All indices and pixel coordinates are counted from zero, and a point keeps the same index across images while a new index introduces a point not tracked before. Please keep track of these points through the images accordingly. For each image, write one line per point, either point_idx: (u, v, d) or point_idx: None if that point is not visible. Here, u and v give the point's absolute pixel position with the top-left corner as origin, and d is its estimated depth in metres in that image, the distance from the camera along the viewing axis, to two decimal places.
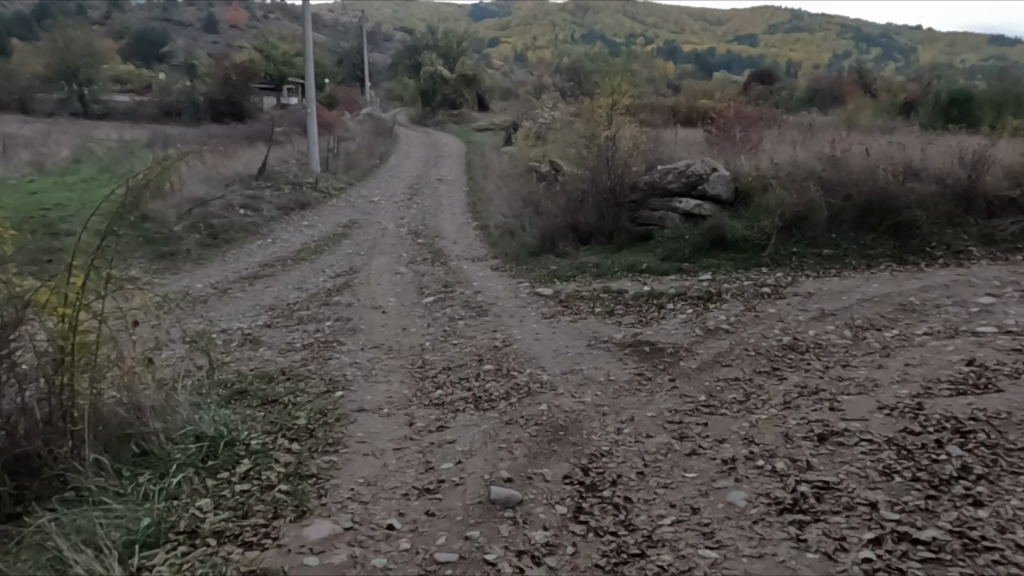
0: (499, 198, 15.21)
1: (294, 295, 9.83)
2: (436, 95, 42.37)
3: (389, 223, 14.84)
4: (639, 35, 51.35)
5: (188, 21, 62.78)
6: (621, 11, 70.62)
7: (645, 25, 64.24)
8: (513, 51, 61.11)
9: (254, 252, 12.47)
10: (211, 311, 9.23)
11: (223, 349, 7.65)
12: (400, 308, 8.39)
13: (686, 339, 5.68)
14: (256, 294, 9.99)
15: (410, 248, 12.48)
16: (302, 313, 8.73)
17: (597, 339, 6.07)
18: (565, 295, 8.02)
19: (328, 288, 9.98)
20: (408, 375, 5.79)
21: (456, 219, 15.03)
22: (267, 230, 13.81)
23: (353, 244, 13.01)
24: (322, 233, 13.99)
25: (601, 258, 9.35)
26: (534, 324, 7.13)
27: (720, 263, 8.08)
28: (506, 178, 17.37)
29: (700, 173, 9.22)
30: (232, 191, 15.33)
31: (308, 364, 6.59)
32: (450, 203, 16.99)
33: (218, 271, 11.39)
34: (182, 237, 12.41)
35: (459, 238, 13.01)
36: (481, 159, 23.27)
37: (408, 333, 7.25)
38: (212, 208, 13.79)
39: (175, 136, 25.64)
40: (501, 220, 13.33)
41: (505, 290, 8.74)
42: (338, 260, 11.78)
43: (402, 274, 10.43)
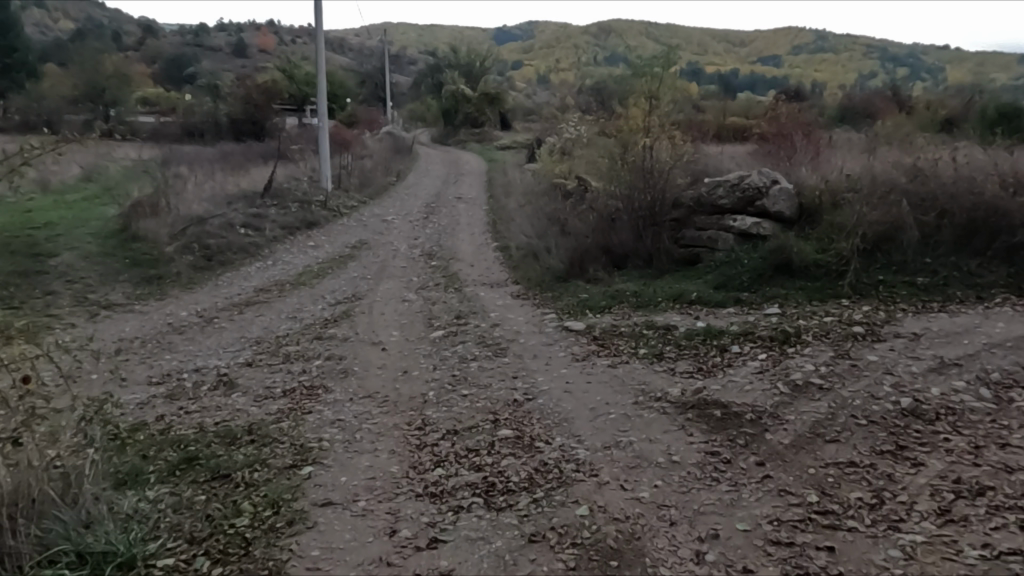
0: (521, 217, 13.91)
1: (286, 326, 8.59)
2: (458, 114, 41.71)
3: (402, 244, 13.62)
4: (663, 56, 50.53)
5: (216, 45, 63.18)
6: (644, 34, 69.96)
7: (668, 46, 63.56)
8: (537, 73, 60.56)
9: (250, 276, 11.32)
10: (191, 345, 8.03)
11: (191, 396, 6.40)
12: (403, 345, 7.09)
13: (767, 400, 4.28)
14: (244, 325, 8.78)
15: (421, 271, 11.21)
16: (290, 348, 7.47)
17: (646, 395, 4.71)
18: (600, 329, 6.67)
19: (325, 318, 8.73)
20: (402, 441, 4.48)
21: (473, 240, 13.75)
22: (268, 251, 12.70)
23: (360, 267, 11.79)
24: (327, 254, 12.84)
25: (641, 285, 7.99)
26: (562, 369, 5.77)
27: (789, 293, 6.69)
28: (528, 196, 16.12)
29: (758, 186, 7.81)
30: (235, 209, 14.27)
31: (280, 421, 5.29)
32: (468, 223, 15.76)
33: (208, 296, 10.25)
34: (172, 259, 11.33)
35: (476, 261, 11.72)
36: (501, 178, 22.13)
37: (409, 380, 5.92)
38: (209, 226, 12.71)
39: (189, 154, 24.92)
40: (523, 241, 12.02)
41: (527, 323, 7.41)
42: (340, 285, 10.55)
43: (410, 302, 9.15)
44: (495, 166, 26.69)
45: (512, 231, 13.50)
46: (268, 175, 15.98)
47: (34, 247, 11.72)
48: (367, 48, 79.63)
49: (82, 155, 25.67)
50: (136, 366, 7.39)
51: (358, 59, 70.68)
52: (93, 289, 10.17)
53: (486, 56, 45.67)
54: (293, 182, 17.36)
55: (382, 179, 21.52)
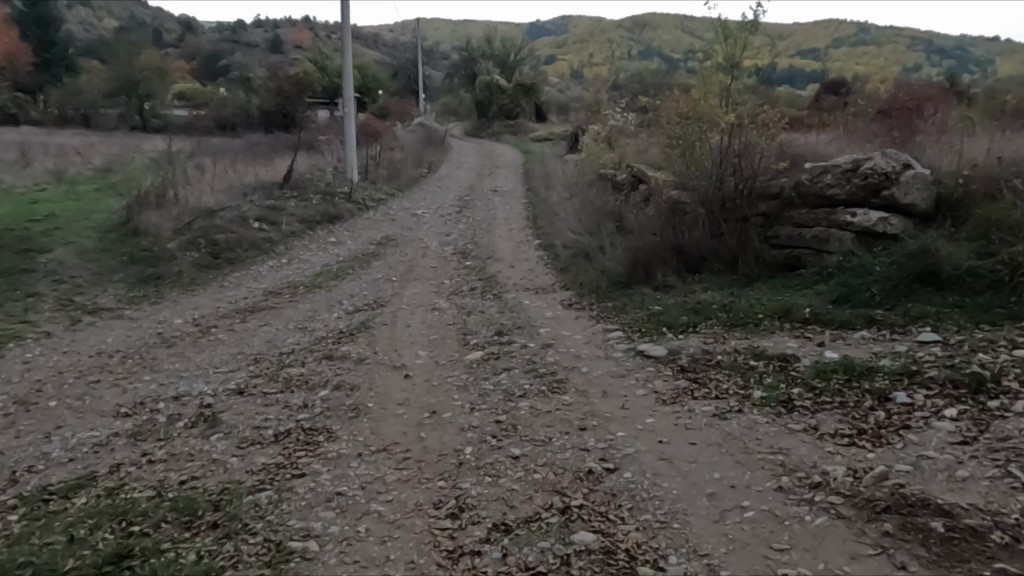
0: (565, 212, 12.35)
1: (294, 339, 7.17)
2: (492, 105, 40.29)
3: (432, 241, 12.19)
4: (703, 47, 48.53)
5: (251, 40, 62.86)
6: (678, 27, 67.87)
7: (705, 39, 61.31)
8: (572, 66, 58.80)
9: (261, 277, 9.97)
10: (178, 363, 6.66)
11: (160, 437, 4.99)
12: (432, 371, 5.60)
13: (1008, 502, 2.80)
14: (245, 337, 7.38)
15: (453, 273, 9.71)
16: (293, 371, 6.03)
17: (791, 477, 3.18)
18: (689, 357, 5.11)
19: (339, 330, 7.29)
20: (428, 542, 3.05)
21: (512, 237, 12.22)
22: (284, 247, 11.36)
23: (384, 267, 10.37)
24: (349, 252, 11.46)
25: (728, 296, 6.40)
26: (648, 419, 4.20)
27: (941, 310, 5.05)
28: (573, 188, 14.55)
29: (885, 171, 6.19)
30: (251, 201, 12.98)
31: (259, 490, 3.82)
32: (506, 218, 14.26)
33: (210, 300, 8.91)
34: (176, 258, 10.02)
35: (516, 261, 10.19)
36: (539, 169, 20.57)
37: (438, 427, 4.43)
38: (219, 219, 11.40)
39: (214, 146, 23.89)
40: (571, 240, 10.46)
41: (588, 344, 5.85)
42: (360, 289, 9.11)
43: (439, 311, 7.68)
44: (531, 158, 25.16)
45: (556, 228, 11.95)
46: (288, 164, 14.67)
47: (25, 240, 10.54)
48: (401, 43, 78.80)
49: (105, 146, 24.79)
50: (108, 390, 6.04)
51: (392, 53, 69.78)
52: (81, 291, 8.91)
53: (521, 46, 44.09)
54: (317, 173, 16.05)
55: (413, 171, 20.13)
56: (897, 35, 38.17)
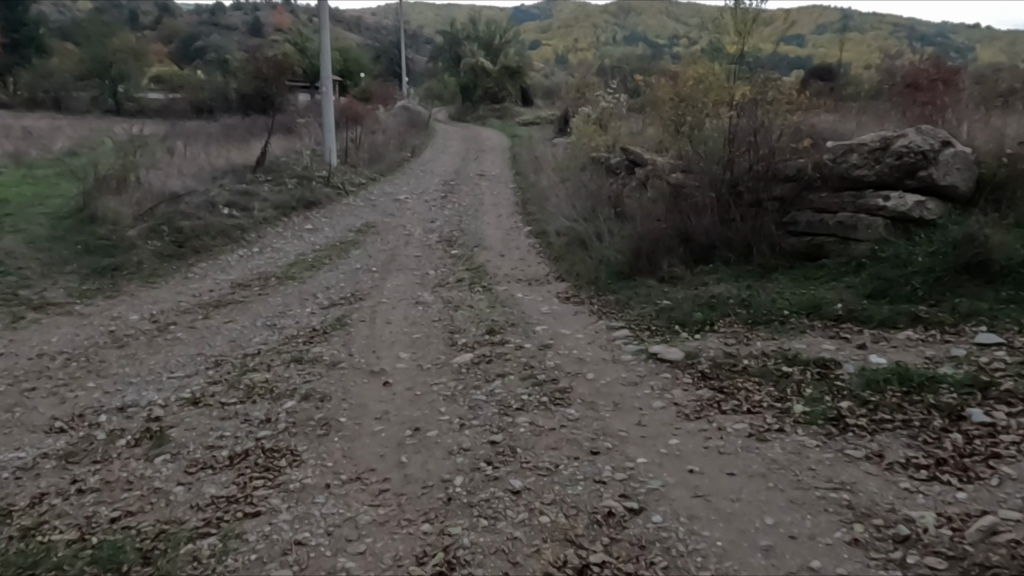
0: (556, 197, 11.66)
1: (261, 338, 6.43)
2: (477, 89, 39.41)
3: (416, 228, 11.44)
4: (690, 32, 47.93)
5: (229, 22, 61.10)
6: (663, 12, 67.16)
7: (691, 24, 60.62)
8: (557, 50, 57.89)
9: (230, 268, 9.19)
10: (128, 367, 5.89)
11: (95, 460, 4.26)
12: (415, 377, 4.89)
13: None
14: (207, 336, 6.62)
15: (439, 263, 8.98)
16: (257, 378, 5.30)
17: (866, 524, 2.63)
18: (710, 362, 4.46)
19: (312, 328, 6.56)
20: None
21: (500, 224, 11.51)
22: (256, 235, 10.57)
23: (364, 256, 9.63)
24: (327, 239, 10.71)
25: (745, 289, 5.76)
26: (672, 439, 3.56)
27: (996, 307, 4.44)
28: (564, 172, 13.87)
29: (923, 150, 5.64)
30: (221, 185, 12.13)
31: (203, 536, 3.14)
32: (493, 203, 13.53)
33: (171, 294, 8.13)
34: (136, 247, 9.19)
35: (506, 249, 9.48)
36: (528, 153, 19.85)
37: (422, 449, 3.75)
38: (185, 205, 10.55)
39: (187, 129, 22.83)
40: (565, 227, 9.77)
41: (592, 345, 5.18)
42: (337, 280, 8.37)
43: (422, 305, 6.97)
44: (518, 142, 24.40)
45: (547, 213, 11.26)
46: (261, 146, 13.81)
47: None
48: (383, 27, 77.23)
49: (71, 129, 23.61)
50: (43, 400, 5.26)
51: (374, 36, 68.27)
52: (28, 284, 8.08)
53: (506, 28, 43.10)
54: (293, 156, 15.18)
55: (395, 154, 19.29)
56: (885, 21, 37.82)
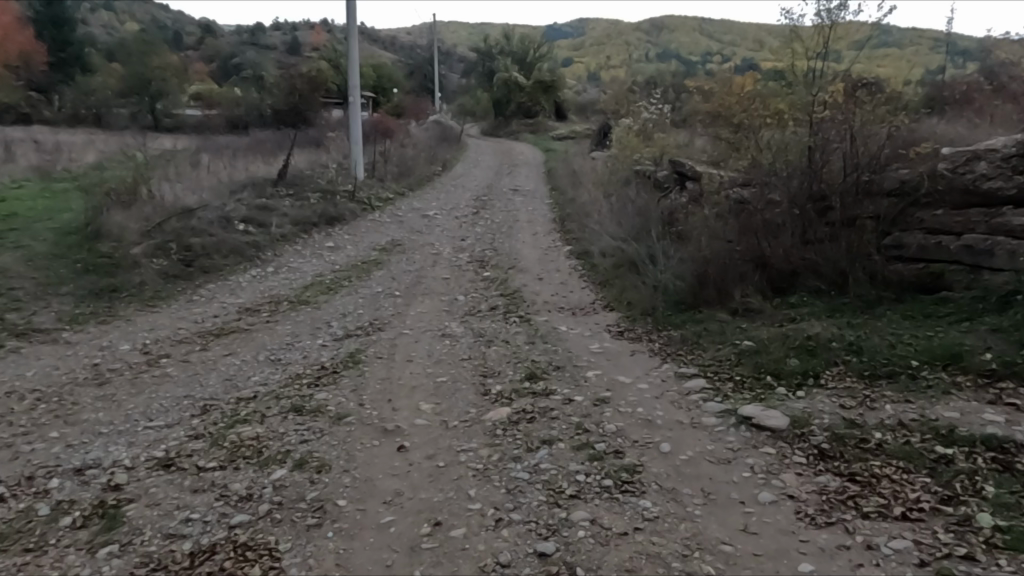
0: (599, 214, 10.61)
1: (259, 378, 5.47)
2: (511, 103, 38.85)
3: (445, 246, 10.50)
4: (726, 47, 47.11)
5: (265, 41, 61.86)
6: (697, 28, 66.43)
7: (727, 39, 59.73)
8: (591, 66, 57.31)
9: (240, 290, 8.34)
10: (101, 412, 4.97)
11: (26, 549, 3.32)
12: (437, 441, 3.87)
13: None
14: (200, 374, 5.69)
15: (469, 287, 7.99)
16: (245, 433, 4.32)
17: None
18: (826, 434, 3.37)
19: (321, 365, 5.60)
20: None
21: (537, 243, 10.51)
22: (272, 254, 9.73)
23: (387, 278, 8.70)
24: (348, 258, 9.84)
25: (847, 328, 4.66)
26: (802, 565, 2.50)
27: None
28: (606, 186, 12.87)
29: None
30: (239, 199, 11.39)
31: None
32: (528, 220, 12.56)
33: (171, 320, 7.28)
34: (139, 267, 8.40)
35: (545, 272, 8.46)
36: (564, 166, 18.93)
37: (445, 560, 2.74)
38: (197, 220, 9.77)
39: (216, 143, 22.42)
40: (611, 248, 8.70)
41: (659, 399, 4.11)
42: (353, 306, 7.42)
43: (449, 340, 5.96)
44: (553, 156, 23.53)
45: (589, 232, 10.21)
46: (283, 157, 13.06)
47: None
48: (417, 44, 77.60)
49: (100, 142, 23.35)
50: None
51: (408, 53, 68.48)
52: (18, 306, 7.31)
53: (541, 42, 42.46)
54: (318, 169, 14.41)
55: (425, 168, 18.48)
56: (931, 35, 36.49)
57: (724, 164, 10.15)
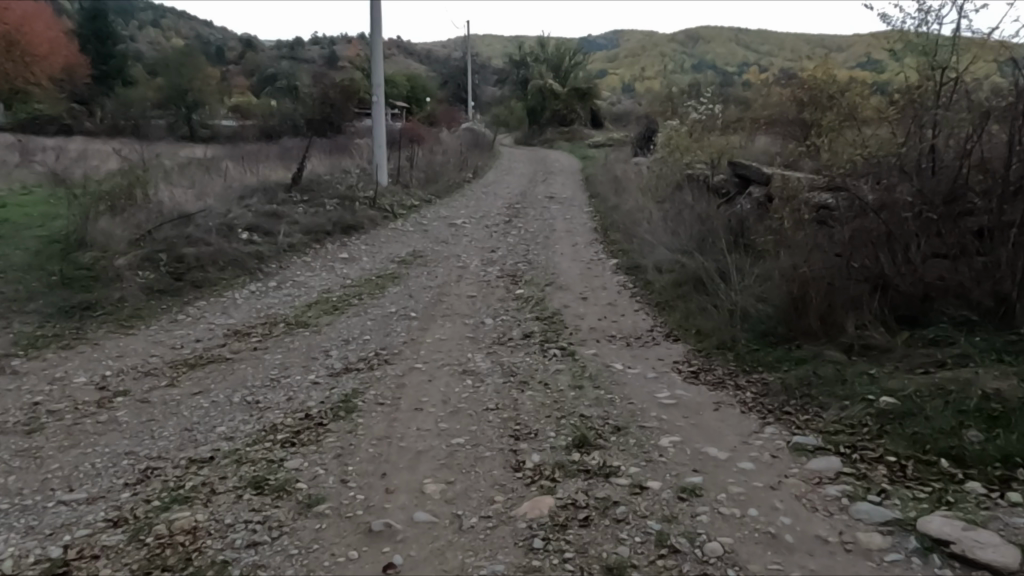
0: (649, 222, 9.26)
1: (225, 430, 4.23)
2: (546, 111, 37.75)
3: (473, 259, 9.25)
4: (768, 55, 45.44)
5: (300, 52, 61.87)
6: (736, 38, 64.77)
7: (768, 48, 57.92)
8: (627, 76, 55.96)
9: (233, 309, 7.19)
10: (10, 477, 3.77)
11: None
12: (443, 556, 2.59)
13: None
14: (155, 420, 4.48)
15: (498, 308, 6.70)
16: (178, 522, 3.07)
17: None
18: None
19: (304, 412, 4.34)
20: None
21: (577, 256, 9.18)
22: (276, 266, 8.60)
23: (403, 294, 7.47)
24: (362, 271, 8.67)
25: None
26: None
27: None
28: (654, 192, 11.52)
29: None
30: (248, 205, 10.33)
31: None
32: (566, 229, 11.25)
33: (144, 346, 6.13)
34: (120, 281, 7.30)
35: (588, 290, 7.12)
36: (603, 173, 17.64)
37: None
38: (194, 227, 8.68)
39: (240, 150, 21.60)
40: (668, 263, 7.34)
41: (778, 494, 2.77)
42: (359, 330, 6.18)
43: (470, 380, 4.67)
44: (590, 164, 22.23)
45: (638, 244, 8.86)
46: (299, 157, 12.01)
47: None
48: (451, 55, 77.10)
49: (122, 146, 22.62)
50: None
51: (443, 64, 68.03)
52: None
53: (577, 49, 41.27)
54: (337, 174, 13.31)
55: (455, 174, 17.34)
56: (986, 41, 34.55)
57: (797, 166, 8.72)
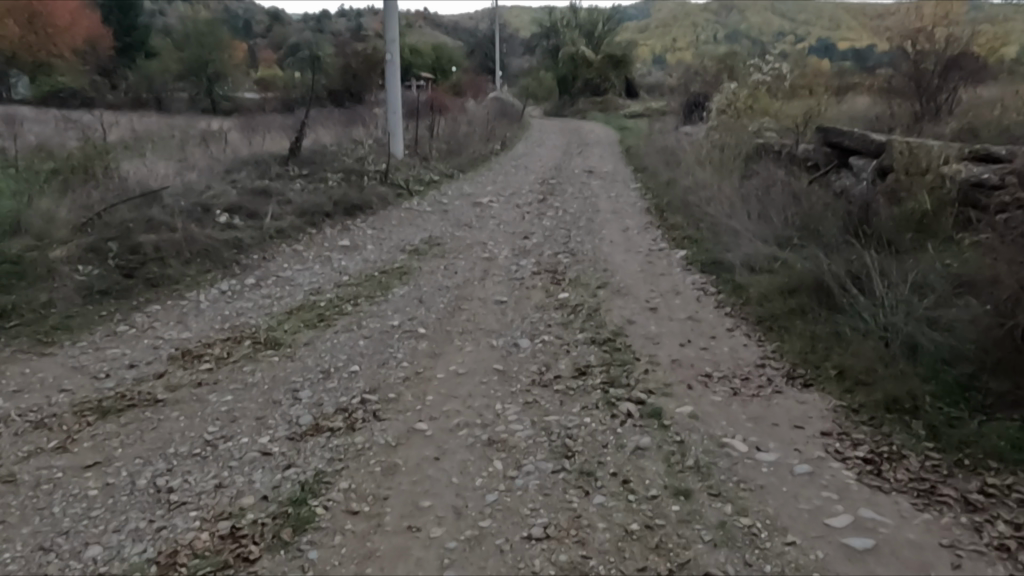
0: (725, 206, 7.36)
1: (98, 558, 2.58)
2: (577, 80, 35.56)
3: (502, 249, 7.49)
4: (813, 21, 42.57)
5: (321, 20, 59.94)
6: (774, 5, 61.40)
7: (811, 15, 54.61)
8: (659, 45, 53.18)
9: (192, 316, 5.58)
10: None
11: None
12: None
13: None
14: (2, 526, 2.82)
15: (538, 322, 4.96)
16: None
17: None
18: None
19: (232, 526, 2.68)
20: None
21: (631, 245, 7.37)
22: (258, 256, 6.96)
23: (411, 297, 5.76)
24: (363, 264, 7.02)
25: None
26: None
27: None
28: (717, 165, 9.64)
29: None
30: (235, 181, 8.69)
31: None
32: (612, 210, 9.42)
33: (55, 374, 4.51)
34: (52, 277, 5.69)
35: (655, 295, 5.33)
36: (647, 144, 15.72)
37: None
38: (157, 208, 7.03)
39: (251, 121, 19.98)
40: (763, 260, 5.49)
41: None
42: (346, 358, 4.47)
43: (499, 463, 2.95)
44: (629, 135, 20.27)
45: (713, 232, 7.00)
46: (299, 123, 10.32)
47: None
48: (477, 25, 74.70)
49: (130, 116, 21.00)
50: None
51: (472, 34, 65.30)
52: None
53: (611, 14, 38.65)
54: (345, 143, 11.56)
55: (482, 146, 15.48)
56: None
57: (921, 133, 6.78)
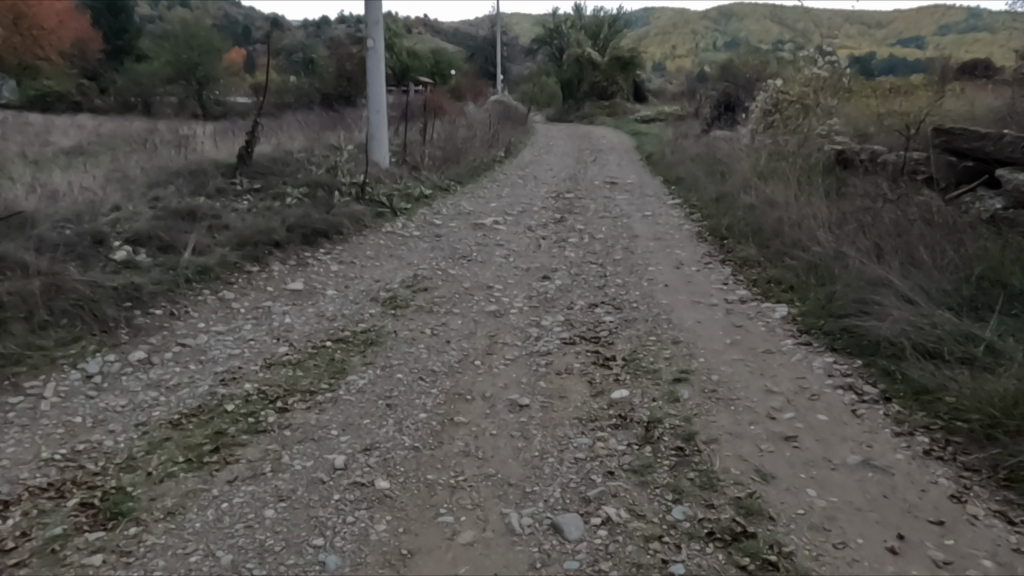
0: (830, 238, 5.19)
1: None
2: (582, 84, 33.54)
3: (515, 296, 5.33)
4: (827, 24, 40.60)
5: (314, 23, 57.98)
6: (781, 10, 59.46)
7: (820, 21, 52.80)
8: (664, 50, 51.19)
9: (16, 429, 3.42)
10: None
11: None
12: None
13: None
14: None
15: (590, 468, 2.80)
16: None
17: None
18: None
19: None
20: None
21: (697, 293, 5.21)
22: (163, 312, 4.82)
23: (375, 394, 3.60)
24: (316, 322, 4.88)
25: None
26: None
27: None
28: (788, 177, 7.51)
29: None
30: (158, 198, 6.54)
31: None
32: (653, 235, 7.27)
33: None
34: None
35: (780, 407, 3.17)
36: (675, 150, 13.60)
37: None
38: (17, 242, 4.86)
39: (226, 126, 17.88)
40: (950, 345, 3.36)
41: None
42: (229, 565, 2.31)
43: None
44: (648, 141, 18.14)
45: (820, 280, 4.83)
46: (253, 123, 8.17)
47: None
48: (476, 31, 73.00)
49: (96, 118, 18.83)
50: None
51: (470, 38, 63.45)
52: None
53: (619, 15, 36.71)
54: (317, 149, 9.43)
55: (483, 153, 13.35)
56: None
57: None
